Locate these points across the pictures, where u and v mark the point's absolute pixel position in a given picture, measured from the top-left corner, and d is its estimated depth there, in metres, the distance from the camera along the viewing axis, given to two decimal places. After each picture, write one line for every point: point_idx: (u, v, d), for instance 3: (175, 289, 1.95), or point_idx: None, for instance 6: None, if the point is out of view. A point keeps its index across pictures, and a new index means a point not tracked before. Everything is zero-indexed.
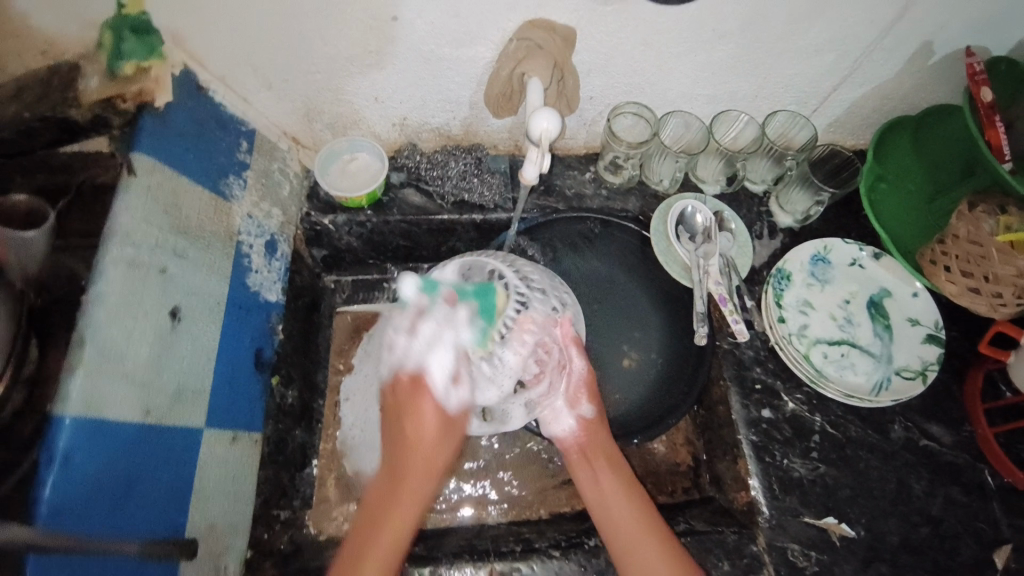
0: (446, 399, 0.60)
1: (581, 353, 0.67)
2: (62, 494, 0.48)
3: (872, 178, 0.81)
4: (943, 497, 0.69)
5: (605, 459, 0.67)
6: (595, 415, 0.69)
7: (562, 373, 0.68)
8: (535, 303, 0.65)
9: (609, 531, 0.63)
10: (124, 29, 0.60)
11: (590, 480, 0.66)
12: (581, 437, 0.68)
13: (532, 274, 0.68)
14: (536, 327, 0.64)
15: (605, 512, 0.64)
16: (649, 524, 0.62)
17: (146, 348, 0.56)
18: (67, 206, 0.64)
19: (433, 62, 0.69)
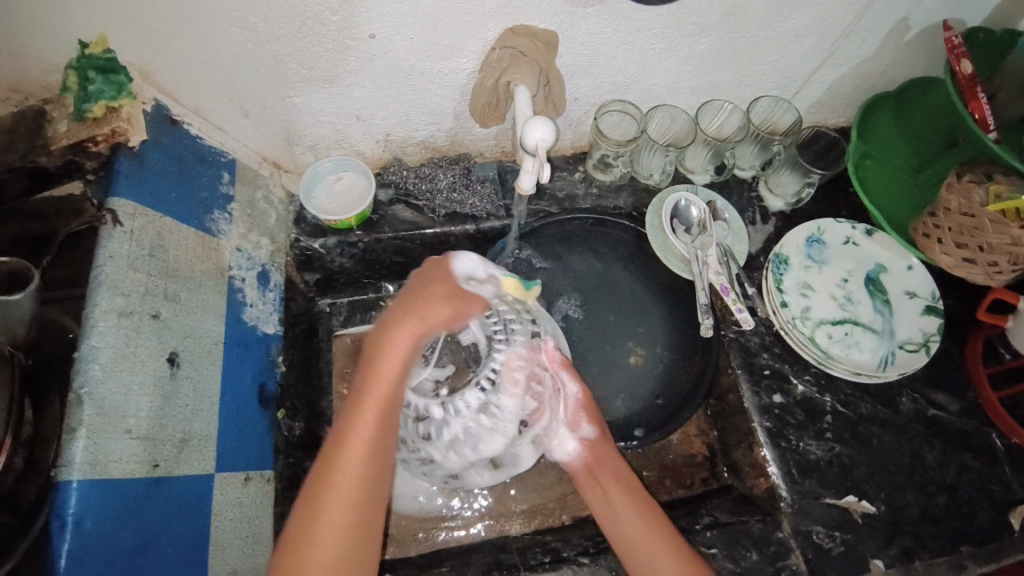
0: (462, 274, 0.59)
1: (573, 374, 0.68)
2: (77, 562, 0.46)
3: (858, 155, 0.83)
4: (955, 464, 0.71)
5: (612, 476, 0.65)
6: (597, 434, 0.67)
7: (557, 399, 0.68)
8: (516, 336, 0.67)
9: (626, 549, 0.61)
10: (87, 68, 0.57)
11: (600, 499, 0.65)
12: (584, 460, 0.67)
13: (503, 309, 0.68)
14: (523, 362, 0.66)
15: (617, 530, 0.62)
16: (662, 540, 0.60)
17: (147, 400, 0.54)
18: (49, 262, 0.62)
19: (414, 76, 0.68)
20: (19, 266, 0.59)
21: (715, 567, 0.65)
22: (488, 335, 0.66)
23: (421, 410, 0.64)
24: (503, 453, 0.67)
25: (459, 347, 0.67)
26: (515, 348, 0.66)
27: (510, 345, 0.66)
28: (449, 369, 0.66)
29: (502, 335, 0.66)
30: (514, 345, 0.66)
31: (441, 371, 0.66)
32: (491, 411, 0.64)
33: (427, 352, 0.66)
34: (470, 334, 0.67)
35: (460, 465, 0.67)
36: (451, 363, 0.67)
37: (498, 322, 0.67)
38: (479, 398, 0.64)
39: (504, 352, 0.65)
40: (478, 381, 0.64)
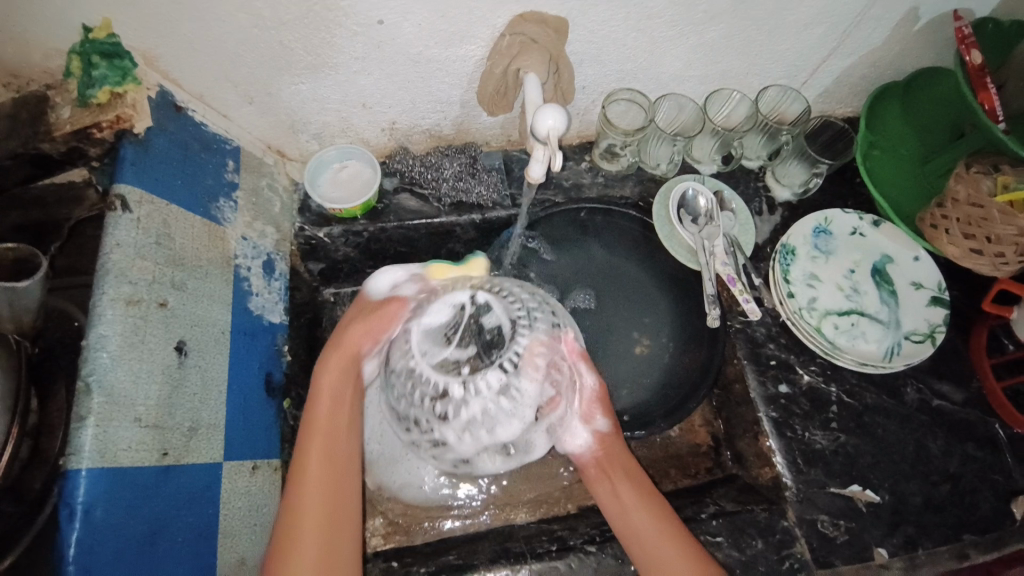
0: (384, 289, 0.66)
1: (590, 366, 0.66)
2: (87, 550, 0.46)
3: (865, 146, 0.82)
4: (959, 454, 0.71)
5: (622, 471, 0.65)
6: (610, 428, 0.67)
7: (574, 391, 0.66)
8: (539, 324, 0.64)
9: (634, 545, 0.61)
10: (91, 54, 0.56)
11: (609, 494, 0.64)
12: (597, 451, 0.66)
13: (519, 293, 0.66)
14: (545, 349, 0.63)
15: (626, 524, 0.62)
16: (667, 533, 0.60)
17: (156, 388, 0.53)
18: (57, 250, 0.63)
19: (422, 64, 0.67)
20: (27, 252, 0.58)
21: (720, 555, 0.65)
22: (511, 319, 0.62)
23: (438, 388, 0.60)
24: (518, 438, 0.65)
25: (481, 328, 0.63)
26: (537, 334, 0.63)
27: (533, 331, 0.63)
28: (471, 349, 0.62)
29: (525, 321, 0.63)
30: (537, 331, 0.63)
31: (463, 351, 0.62)
32: (510, 395, 0.60)
33: (449, 331, 0.62)
34: (493, 317, 0.63)
35: (473, 450, 0.65)
36: (473, 343, 0.62)
37: (521, 309, 0.64)
38: (500, 380, 0.60)
39: (527, 337, 0.62)
40: (500, 363, 0.60)
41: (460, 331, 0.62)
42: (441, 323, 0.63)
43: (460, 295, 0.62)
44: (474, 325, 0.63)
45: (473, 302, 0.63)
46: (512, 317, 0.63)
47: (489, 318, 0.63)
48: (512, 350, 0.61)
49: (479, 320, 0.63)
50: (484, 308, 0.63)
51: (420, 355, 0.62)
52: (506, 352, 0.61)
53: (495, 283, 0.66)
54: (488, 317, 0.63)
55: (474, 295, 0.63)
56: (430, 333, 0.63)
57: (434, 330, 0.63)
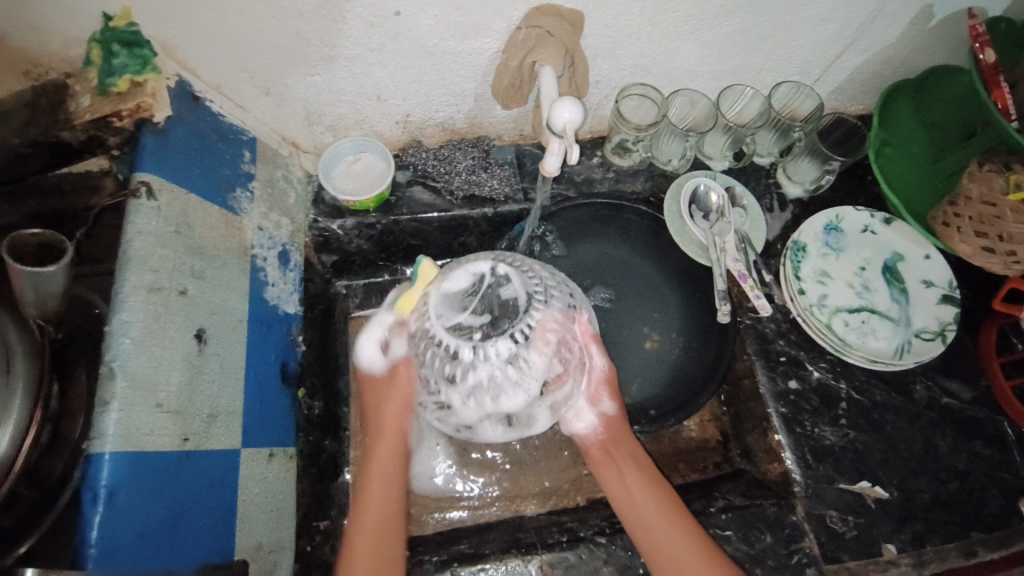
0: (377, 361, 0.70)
1: (601, 349, 0.70)
2: (110, 534, 0.47)
3: (878, 144, 0.81)
4: (967, 451, 0.71)
5: (628, 455, 0.70)
6: (616, 411, 0.71)
7: (582, 371, 0.70)
8: (554, 301, 0.65)
9: (636, 525, 0.64)
10: (111, 42, 0.56)
11: (615, 477, 0.69)
12: (603, 432, 0.71)
13: (539, 270, 0.67)
14: (557, 326, 0.64)
15: (629, 502, 0.67)
16: (671, 516, 0.64)
17: (176, 375, 0.54)
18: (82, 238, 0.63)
19: (437, 56, 0.67)
20: (51, 238, 0.57)
21: (729, 548, 0.66)
22: (528, 292, 0.63)
23: (453, 352, 0.61)
24: (520, 410, 0.65)
25: (497, 299, 0.63)
26: (552, 311, 0.64)
27: (548, 307, 0.64)
28: (486, 318, 0.62)
29: (542, 296, 0.64)
30: (552, 308, 0.64)
31: (477, 318, 0.62)
32: (521, 365, 0.61)
33: (466, 298, 0.62)
34: (511, 289, 0.63)
35: (475, 418, 0.65)
36: (488, 312, 0.62)
37: (539, 285, 0.65)
38: (511, 351, 0.61)
39: (542, 313, 0.63)
40: (514, 333, 0.61)
41: (478, 298, 0.62)
42: (459, 290, 0.62)
43: (482, 263, 0.63)
44: (491, 295, 0.63)
45: (493, 272, 0.63)
46: (532, 293, 0.64)
47: (507, 290, 0.63)
48: (526, 322, 0.62)
49: (497, 291, 0.63)
50: (503, 280, 0.63)
51: (436, 318, 0.62)
52: (520, 322, 0.61)
53: (517, 258, 0.67)
54: (506, 288, 0.63)
55: (496, 266, 0.63)
56: (448, 298, 0.62)
57: (451, 295, 0.62)
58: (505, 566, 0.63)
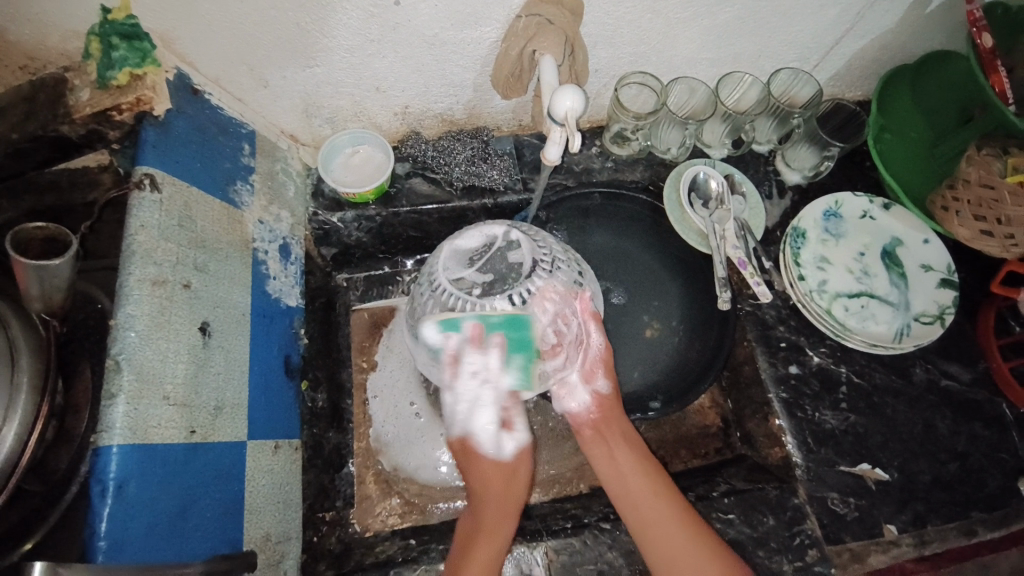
0: (502, 448, 0.71)
1: (600, 328, 0.69)
2: (120, 527, 0.47)
3: (877, 129, 0.81)
4: (966, 433, 0.72)
5: (619, 435, 0.70)
6: (610, 390, 0.72)
7: (580, 348, 0.69)
8: (559, 273, 0.67)
9: (624, 502, 0.66)
10: (110, 35, 0.56)
11: (604, 455, 0.70)
12: (596, 412, 0.71)
13: (553, 244, 0.70)
14: (557, 297, 0.65)
15: (620, 481, 0.68)
16: (670, 498, 0.65)
17: (182, 367, 0.54)
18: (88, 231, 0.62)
19: (437, 46, 0.67)
20: (56, 233, 0.55)
21: (732, 531, 0.66)
22: (534, 260, 0.66)
23: (453, 305, 0.64)
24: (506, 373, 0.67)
25: (504, 262, 0.67)
26: (554, 282, 0.66)
27: (551, 277, 0.66)
28: (489, 277, 0.66)
29: (546, 266, 0.67)
30: (555, 279, 0.66)
31: (481, 276, 0.65)
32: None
33: (475, 256, 0.67)
34: (519, 255, 0.67)
35: None
36: (492, 271, 0.66)
37: (548, 257, 0.67)
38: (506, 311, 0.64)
39: (543, 280, 0.65)
40: (512, 294, 0.64)
41: (485, 259, 0.66)
42: (471, 247, 0.67)
43: (497, 227, 0.67)
44: (500, 257, 0.67)
45: (506, 238, 0.67)
46: (539, 261, 0.66)
47: (515, 254, 0.67)
48: (525, 287, 0.64)
49: (505, 255, 0.67)
50: (514, 246, 0.67)
51: (442, 270, 0.66)
52: (520, 286, 0.64)
53: (531, 230, 0.70)
54: (514, 254, 0.67)
55: (508, 232, 0.67)
56: (458, 253, 0.67)
57: (462, 251, 0.67)
58: (511, 553, 0.64)
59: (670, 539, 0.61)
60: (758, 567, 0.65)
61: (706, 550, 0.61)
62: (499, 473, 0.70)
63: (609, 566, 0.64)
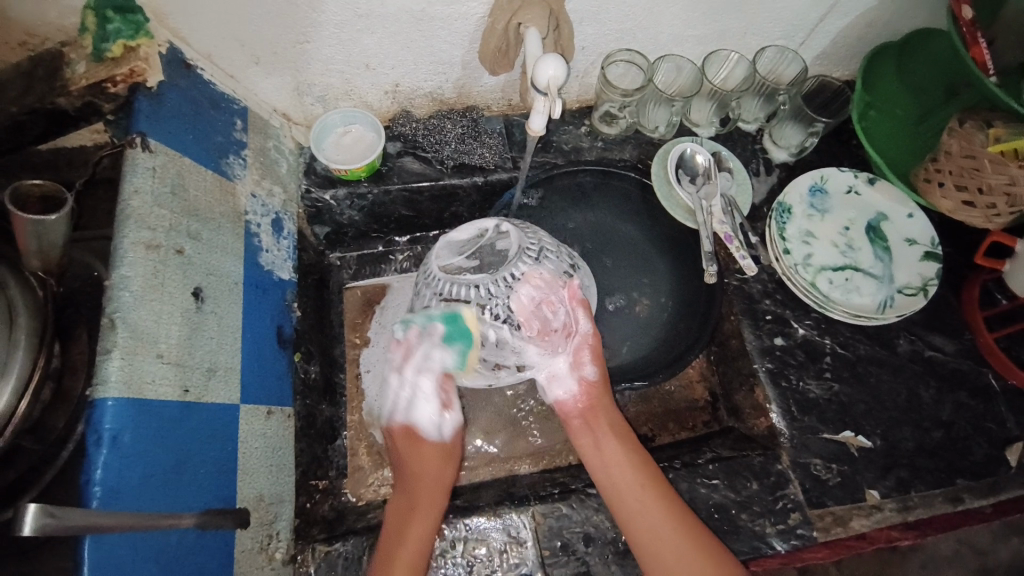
0: (443, 429, 0.71)
1: (588, 315, 0.69)
2: (113, 474, 0.48)
3: (862, 107, 0.83)
4: (951, 402, 0.73)
5: (607, 425, 0.69)
6: (598, 377, 0.71)
7: (567, 337, 0.69)
8: (546, 262, 0.68)
9: (612, 496, 0.64)
10: (105, 8, 0.57)
11: (592, 446, 0.69)
12: (583, 400, 0.70)
13: (544, 237, 0.72)
14: (542, 283, 0.67)
15: (608, 477, 0.66)
16: (658, 493, 0.63)
17: (175, 329, 0.56)
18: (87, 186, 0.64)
19: (425, 22, 0.68)
20: (54, 190, 0.55)
21: (717, 496, 0.68)
22: (520, 247, 0.67)
23: (444, 289, 0.66)
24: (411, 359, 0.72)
25: (493, 250, 0.69)
26: (540, 268, 0.67)
27: (537, 264, 0.67)
28: (477, 263, 0.69)
29: (533, 253, 0.68)
30: (541, 266, 0.67)
31: (469, 263, 0.69)
32: (498, 306, 0.66)
33: (466, 246, 0.68)
34: (507, 244, 0.68)
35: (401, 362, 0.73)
36: (479, 259, 0.69)
37: (535, 245, 0.69)
38: (489, 292, 0.66)
39: (528, 267, 0.66)
40: (497, 278, 0.66)
41: (475, 248, 0.69)
42: (462, 239, 0.67)
43: (489, 219, 0.67)
44: (489, 248, 0.69)
45: (496, 229, 0.67)
46: (526, 249, 0.67)
47: (503, 243, 0.69)
48: (509, 272, 0.66)
49: (494, 245, 0.69)
50: (504, 235, 0.68)
51: (434, 259, 0.68)
52: (505, 270, 0.66)
53: (523, 224, 0.72)
54: (503, 243, 0.69)
55: (499, 225, 0.67)
56: (451, 244, 0.68)
57: (454, 242, 0.68)
58: (501, 518, 0.65)
59: (655, 525, 0.61)
60: (741, 529, 0.66)
61: (691, 542, 0.60)
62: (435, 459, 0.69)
63: (595, 529, 0.65)
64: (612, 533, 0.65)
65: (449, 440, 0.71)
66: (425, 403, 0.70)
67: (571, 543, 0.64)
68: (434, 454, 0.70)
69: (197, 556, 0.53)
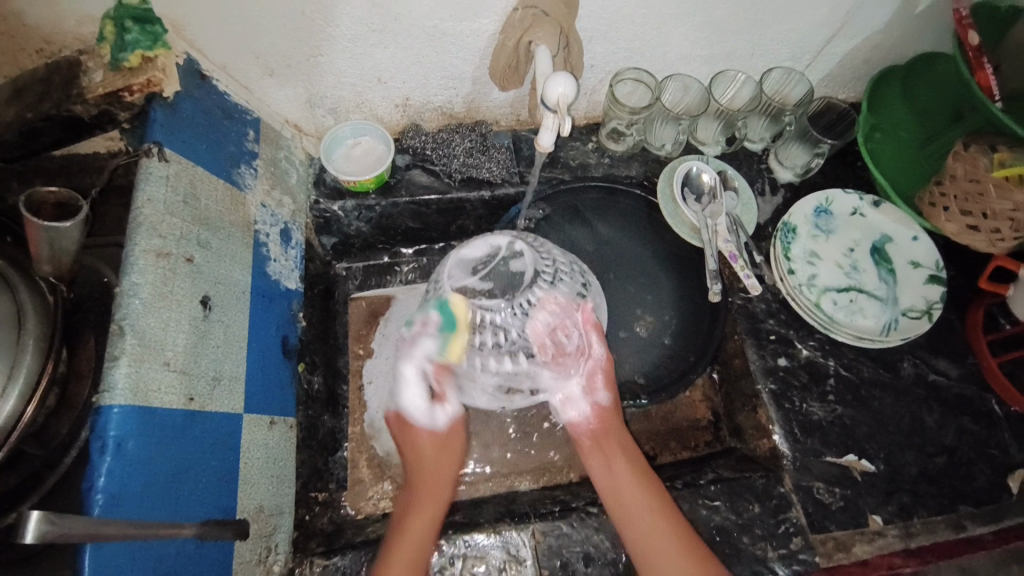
0: (435, 420, 0.70)
1: (601, 339, 0.70)
2: (117, 482, 0.48)
3: (867, 128, 0.83)
4: (954, 428, 0.73)
5: (618, 446, 0.69)
6: (610, 403, 0.71)
7: (581, 358, 0.69)
8: (561, 286, 0.68)
9: (621, 515, 0.64)
10: (124, 18, 0.58)
11: (603, 466, 0.68)
12: (596, 422, 0.70)
13: (557, 256, 0.71)
14: (558, 308, 0.66)
15: (617, 498, 0.65)
16: (667, 515, 0.63)
17: (183, 337, 0.56)
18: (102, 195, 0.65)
19: (436, 38, 0.69)
20: (68, 197, 0.56)
21: (718, 517, 0.68)
22: (536, 271, 0.66)
23: (458, 314, 0.65)
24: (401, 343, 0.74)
25: (506, 271, 0.67)
26: (555, 293, 0.66)
27: (552, 289, 0.66)
28: (490, 286, 0.66)
29: (549, 277, 0.67)
30: (556, 290, 0.67)
31: (484, 285, 0.65)
32: (513, 332, 0.65)
33: (480, 265, 0.66)
34: (522, 264, 0.66)
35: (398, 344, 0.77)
36: (494, 281, 0.66)
37: (550, 268, 0.68)
38: (504, 318, 0.64)
39: (544, 292, 0.66)
40: (513, 305, 0.64)
41: (490, 268, 0.66)
42: (475, 257, 0.66)
43: (501, 237, 0.67)
44: (502, 268, 0.67)
45: (509, 248, 0.66)
46: (542, 273, 0.67)
47: (518, 264, 0.66)
48: (526, 298, 0.65)
49: (508, 264, 0.67)
50: (518, 255, 0.66)
51: (447, 279, 0.66)
52: (521, 296, 0.65)
53: (537, 241, 0.71)
54: (517, 263, 0.66)
55: (512, 244, 0.66)
56: (463, 263, 0.66)
57: (467, 260, 0.67)
58: (500, 534, 0.65)
59: (664, 549, 0.60)
60: (742, 552, 0.66)
61: (697, 564, 0.60)
62: (433, 445, 0.70)
63: (595, 548, 0.65)
64: (612, 553, 0.65)
65: (441, 431, 0.71)
66: (415, 394, 0.69)
67: (570, 562, 0.64)
68: (432, 446, 0.70)
69: (198, 565, 0.53)
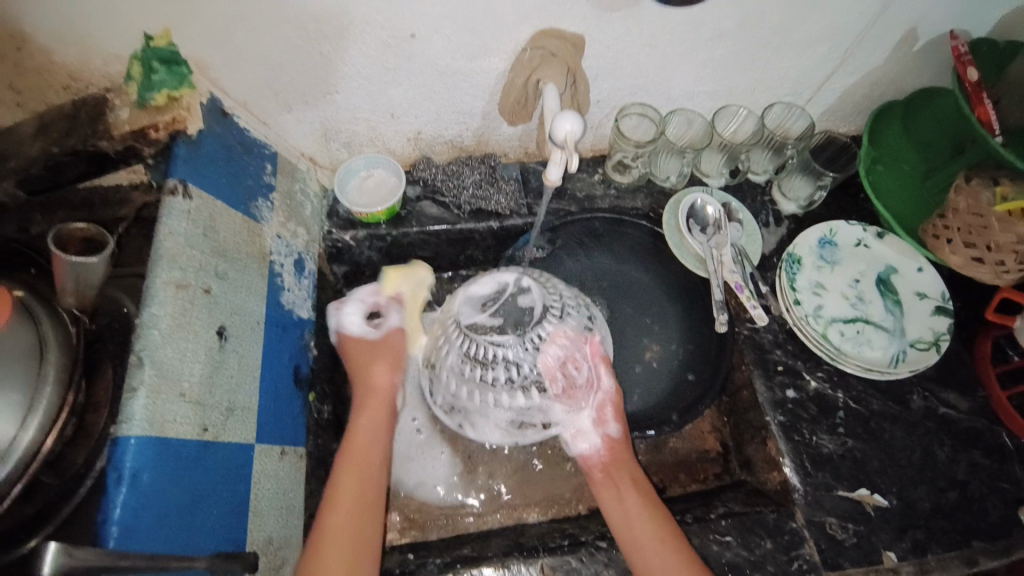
0: (369, 330, 0.75)
1: (611, 371, 0.70)
2: (129, 514, 0.48)
3: (868, 162, 0.85)
4: (966, 462, 0.72)
5: (629, 478, 0.68)
6: (621, 435, 0.70)
7: (591, 391, 0.69)
8: (569, 319, 0.69)
9: (633, 550, 0.62)
10: (152, 59, 0.61)
11: (614, 498, 0.66)
12: (607, 455, 0.69)
13: (564, 290, 0.72)
14: (568, 340, 0.67)
15: (628, 532, 0.64)
16: (679, 550, 0.61)
17: (199, 367, 0.56)
18: (127, 229, 0.66)
19: (448, 76, 0.71)
20: (95, 233, 0.60)
21: (729, 553, 0.66)
22: (545, 306, 0.67)
23: (470, 349, 0.67)
24: None
25: (516, 306, 0.67)
26: (565, 326, 0.68)
27: (562, 322, 0.68)
28: (500, 321, 0.67)
29: (557, 311, 0.68)
30: (565, 324, 0.68)
31: (493, 320, 0.66)
32: (523, 366, 0.66)
33: (489, 301, 0.67)
34: (530, 299, 0.67)
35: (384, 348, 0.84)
36: (504, 316, 0.67)
37: (559, 302, 0.69)
38: (515, 353, 0.66)
39: (554, 326, 0.67)
40: (523, 340, 0.65)
41: (499, 304, 0.67)
42: (484, 293, 0.67)
43: (509, 273, 0.68)
44: (512, 302, 0.67)
45: (517, 284, 0.68)
46: (550, 308, 0.68)
47: (527, 299, 0.67)
48: (536, 333, 0.66)
49: (517, 299, 0.67)
50: (526, 290, 0.68)
51: (460, 316, 0.68)
52: (531, 331, 0.66)
53: (543, 276, 0.72)
54: (525, 298, 0.67)
55: (520, 279, 0.68)
56: (472, 299, 0.68)
57: (477, 296, 0.68)
58: (509, 569, 0.64)
59: None
60: None
61: None
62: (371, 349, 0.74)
63: None
64: None
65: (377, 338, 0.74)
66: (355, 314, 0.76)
67: None
68: (367, 348, 0.74)
69: None
